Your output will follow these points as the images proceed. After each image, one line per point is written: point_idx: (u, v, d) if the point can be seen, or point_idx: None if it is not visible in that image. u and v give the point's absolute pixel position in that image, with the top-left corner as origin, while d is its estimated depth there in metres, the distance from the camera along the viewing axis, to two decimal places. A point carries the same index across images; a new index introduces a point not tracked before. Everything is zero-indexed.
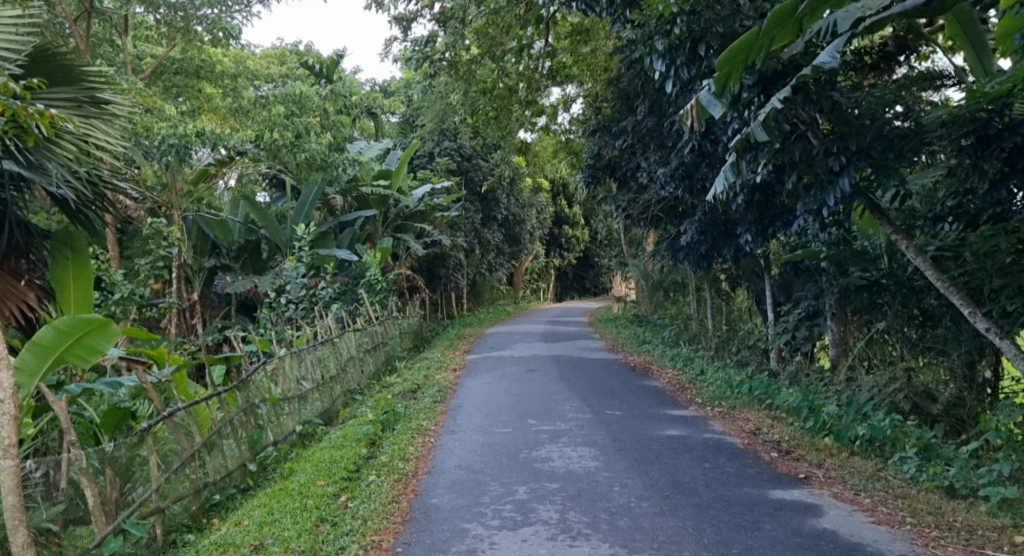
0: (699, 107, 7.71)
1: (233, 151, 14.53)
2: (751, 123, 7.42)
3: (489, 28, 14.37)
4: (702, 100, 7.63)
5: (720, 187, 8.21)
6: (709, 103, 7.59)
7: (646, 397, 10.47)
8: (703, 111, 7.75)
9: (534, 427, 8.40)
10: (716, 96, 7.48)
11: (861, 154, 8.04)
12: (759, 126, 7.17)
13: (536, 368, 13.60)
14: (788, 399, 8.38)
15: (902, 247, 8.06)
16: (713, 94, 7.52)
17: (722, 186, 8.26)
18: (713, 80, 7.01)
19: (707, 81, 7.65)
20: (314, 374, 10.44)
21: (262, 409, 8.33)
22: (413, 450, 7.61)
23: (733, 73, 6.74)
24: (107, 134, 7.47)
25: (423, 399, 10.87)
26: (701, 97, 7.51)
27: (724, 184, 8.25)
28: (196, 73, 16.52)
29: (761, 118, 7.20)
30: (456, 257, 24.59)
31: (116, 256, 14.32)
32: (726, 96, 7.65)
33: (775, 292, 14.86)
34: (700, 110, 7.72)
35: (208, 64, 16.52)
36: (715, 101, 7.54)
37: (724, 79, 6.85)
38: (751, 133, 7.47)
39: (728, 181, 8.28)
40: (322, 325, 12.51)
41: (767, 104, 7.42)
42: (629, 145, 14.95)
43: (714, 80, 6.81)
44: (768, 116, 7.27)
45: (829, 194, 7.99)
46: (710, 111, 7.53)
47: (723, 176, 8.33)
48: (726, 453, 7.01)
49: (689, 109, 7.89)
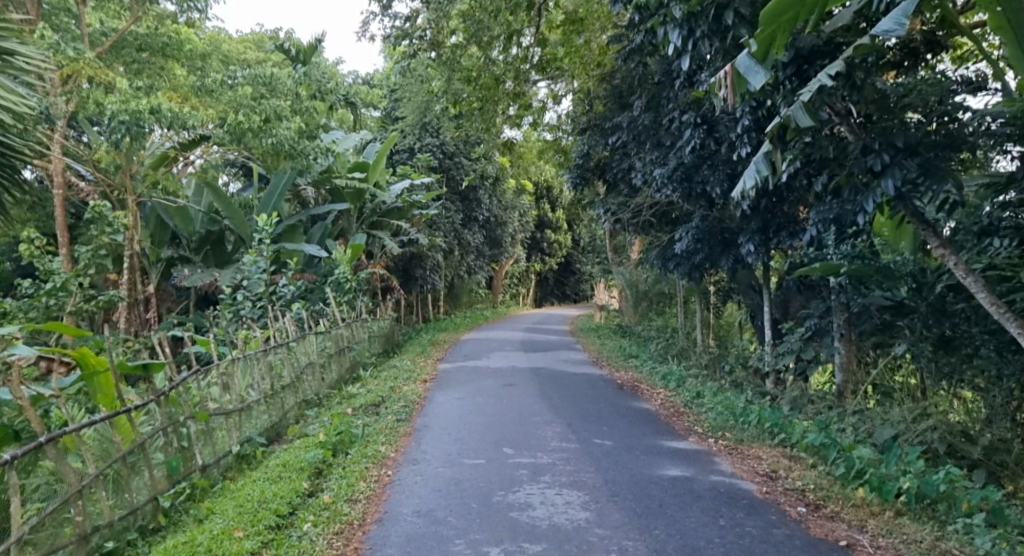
0: (734, 75, 6.40)
1: (196, 134, 13.53)
2: (791, 106, 6.20)
3: (476, 11, 13.15)
4: (738, 67, 6.27)
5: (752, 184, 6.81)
6: (748, 71, 6.19)
7: (638, 423, 9.20)
8: (742, 79, 6.44)
9: (511, 460, 7.12)
10: (758, 60, 6.10)
11: (909, 151, 6.70)
12: (805, 102, 5.93)
13: (514, 384, 12.28)
14: (807, 436, 7.12)
15: (949, 263, 6.86)
16: (754, 59, 6.19)
17: (751, 183, 6.92)
18: (752, 42, 5.82)
19: (748, 43, 6.23)
20: (257, 384, 9.11)
21: (183, 430, 7.01)
22: (364, 487, 6.30)
23: (780, 33, 5.58)
24: (9, 91, 6.40)
25: (385, 416, 9.59)
26: (737, 61, 6.16)
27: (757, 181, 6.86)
28: (161, 50, 14.51)
29: (806, 98, 5.96)
30: (434, 258, 23.35)
31: (68, 257, 13.56)
32: (769, 63, 6.24)
33: (773, 308, 13.74)
34: (736, 80, 6.41)
35: (177, 42, 14.48)
36: (756, 67, 6.12)
37: (769, 41, 5.71)
38: (790, 117, 6.20)
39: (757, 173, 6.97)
40: (277, 326, 11.26)
41: (813, 81, 6.12)
42: (623, 143, 13.94)
43: (757, 40, 5.65)
44: (812, 94, 6.03)
45: (867, 197, 6.66)
46: (749, 81, 6.14)
47: (752, 170, 6.99)
48: (743, 506, 5.78)
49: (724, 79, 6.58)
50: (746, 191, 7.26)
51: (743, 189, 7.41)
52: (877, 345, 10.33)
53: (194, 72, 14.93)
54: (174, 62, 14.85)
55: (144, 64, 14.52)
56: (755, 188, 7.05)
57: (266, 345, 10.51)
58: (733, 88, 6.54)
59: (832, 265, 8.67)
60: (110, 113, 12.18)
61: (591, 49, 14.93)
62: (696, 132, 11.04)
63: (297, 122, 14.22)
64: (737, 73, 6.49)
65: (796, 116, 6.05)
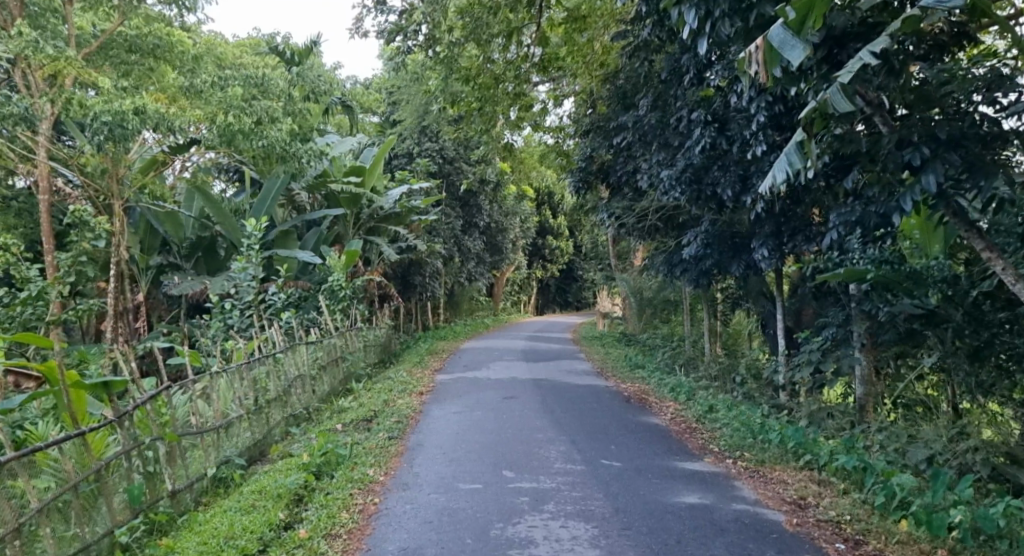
0: (766, 50, 5.83)
1: (188, 138, 12.78)
2: (827, 91, 5.61)
3: (474, 7, 12.50)
4: (772, 41, 5.71)
5: (783, 179, 6.12)
6: (783, 45, 5.64)
7: (649, 441, 8.56)
8: (775, 54, 5.84)
9: (510, 486, 6.48)
10: (795, 33, 5.60)
11: (952, 143, 6.02)
12: (843, 81, 5.34)
13: (515, 397, 11.63)
14: (839, 458, 6.47)
15: (995, 268, 6.13)
16: (790, 32, 5.63)
17: (781, 177, 6.23)
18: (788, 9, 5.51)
19: (783, 16, 5.73)
20: (239, 399, 8.47)
21: (150, 453, 6.43)
22: (347, 519, 5.72)
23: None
24: None
25: (376, 433, 8.95)
26: (771, 35, 5.63)
27: (789, 175, 6.15)
28: (152, 52, 13.78)
29: (846, 78, 5.36)
30: (433, 264, 22.72)
31: (53, 264, 12.93)
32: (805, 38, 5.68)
33: (786, 316, 13.10)
34: (770, 54, 5.81)
35: (168, 44, 13.68)
36: (793, 41, 5.57)
37: (806, 9, 5.40)
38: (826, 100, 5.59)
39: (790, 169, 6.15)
40: (264, 338, 10.62)
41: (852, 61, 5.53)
42: (628, 143, 13.35)
43: (794, 7, 5.37)
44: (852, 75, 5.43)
45: (906, 194, 5.89)
46: (785, 55, 5.59)
47: (783, 162, 6.29)
48: (772, 542, 5.18)
49: (753, 55, 6.08)
50: (776, 187, 6.58)
51: (770, 186, 6.75)
52: (900, 354, 9.91)
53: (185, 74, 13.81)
54: (167, 66, 14.06)
55: (134, 66, 13.80)
56: (785, 183, 6.36)
57: (251, 357, 9.88)
58: (765, 63, 5.94)
59: (859, 270, 8.02)
60: (93, 114, 11.47)
61: (594, 48, 14.38)
62: (706, 130, 10.49)
63: (289, 124, 13.30)
64: (769, 49, 5.91)
65: (834, 100, 5.45)
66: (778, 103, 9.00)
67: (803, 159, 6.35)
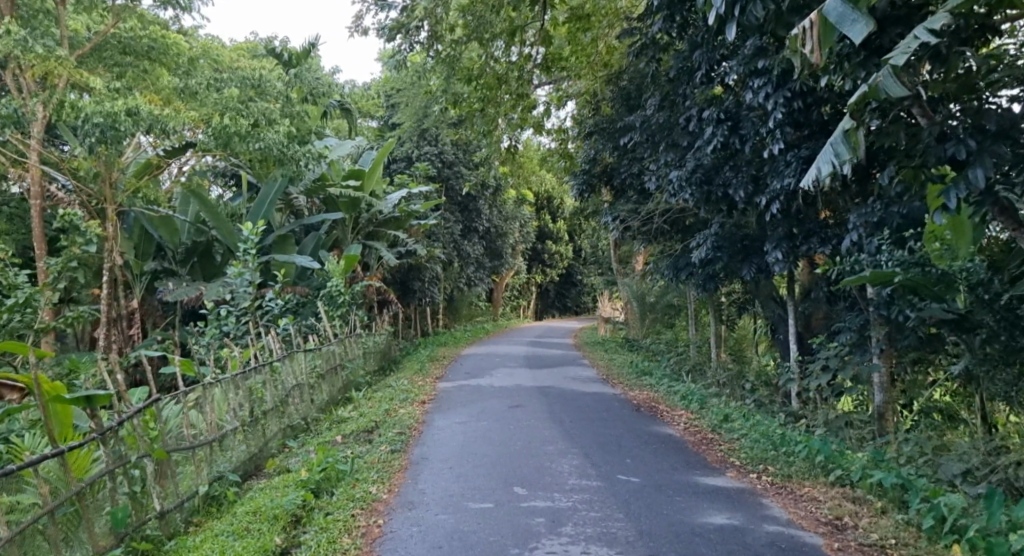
0: (822, 25, 5.58)
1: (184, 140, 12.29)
2: (879, 74, 5.30)
3: (477, 4, 12.05)
4: (829, 15, 5.48)
5: (828, 170, 5.86)
6: (842, 19, 5.42)
7: (665, 453, 8.15)
8: (831, 27, 5.60)
9: (523, 505, 6.07)
10: (854, 6, 5.36)
11: (1000, 136, 5.67)
12: (895, 62, 5.03)
13: (521, 405, 11.21)
14: (875, 475, 6.10)
15: None
16: (848, 6, 5.40)
17: (827, 168, 5.90)
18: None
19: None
20: (234, 410, 8.03)
21: (135, 472, 6.03)
22: (348, 546, 5.37)
23: None
24: None
25: (377, 446, 8.52)
26: (829, 9, 5.41)
27: (835, 166, 5.90)
28: (146, 54, 13.23)
29: (899, 59, 5.06)
30: (433, 269, 22.30)
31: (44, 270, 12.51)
32: (863, 12, 5.42)
33: (799, 322, 12.70)
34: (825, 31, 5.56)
35: (162, 45, 13.16)
36: (853, 16, 5.36)
37: None
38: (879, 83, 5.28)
39: (834, 162, 5.82)
40: (261, 346, 10.20)
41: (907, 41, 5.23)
42: (636, 144, 12.93)
43: None
44: (905, 56, 5.11)
45: (951, 188, 5.55)
46: (846, 30, 5.37)
47: (831, 152, 6.02)
48: None
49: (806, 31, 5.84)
50: (821, 179, 6.25)
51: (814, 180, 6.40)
52: (917, 361, 9.60)
53: (181, 77, 13.10)
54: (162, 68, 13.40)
55: (128, 68, 13.21)
56: (830, 174, 6.05)
57: (246, 366, 9.44)
58: (819, 39, 5.68)
59: (885, 273, 7.60)
60: (84, 115, 11.04)
61: (598, 47, 13.91)
62: (718, 129, 10.07)
63: (287, 127, 12.83)
64: (824, 23, 5.67)
65: (886, 84, 5.15)
66: (799, 99, 8.69)
67: (851, 151, 5.99)
